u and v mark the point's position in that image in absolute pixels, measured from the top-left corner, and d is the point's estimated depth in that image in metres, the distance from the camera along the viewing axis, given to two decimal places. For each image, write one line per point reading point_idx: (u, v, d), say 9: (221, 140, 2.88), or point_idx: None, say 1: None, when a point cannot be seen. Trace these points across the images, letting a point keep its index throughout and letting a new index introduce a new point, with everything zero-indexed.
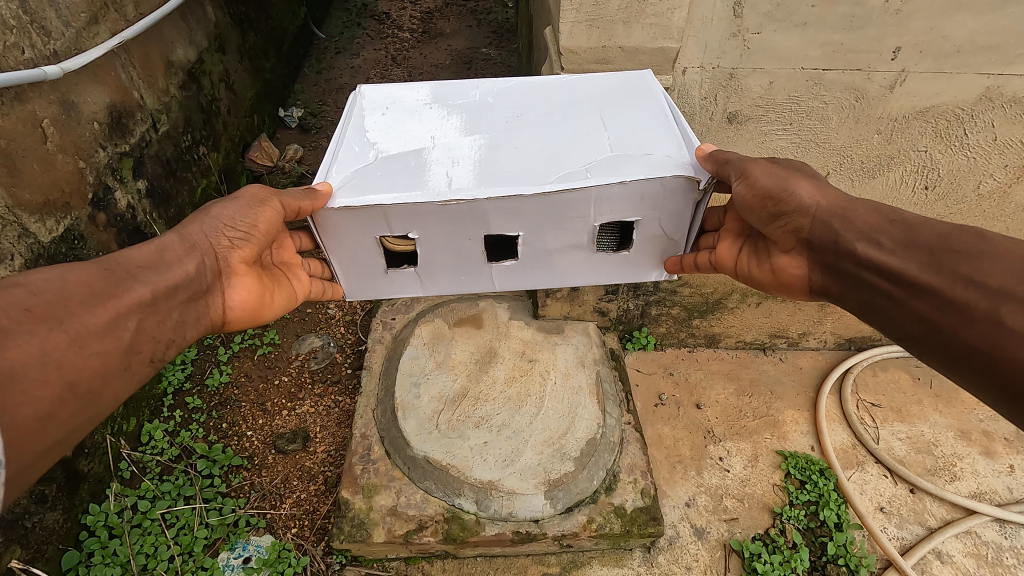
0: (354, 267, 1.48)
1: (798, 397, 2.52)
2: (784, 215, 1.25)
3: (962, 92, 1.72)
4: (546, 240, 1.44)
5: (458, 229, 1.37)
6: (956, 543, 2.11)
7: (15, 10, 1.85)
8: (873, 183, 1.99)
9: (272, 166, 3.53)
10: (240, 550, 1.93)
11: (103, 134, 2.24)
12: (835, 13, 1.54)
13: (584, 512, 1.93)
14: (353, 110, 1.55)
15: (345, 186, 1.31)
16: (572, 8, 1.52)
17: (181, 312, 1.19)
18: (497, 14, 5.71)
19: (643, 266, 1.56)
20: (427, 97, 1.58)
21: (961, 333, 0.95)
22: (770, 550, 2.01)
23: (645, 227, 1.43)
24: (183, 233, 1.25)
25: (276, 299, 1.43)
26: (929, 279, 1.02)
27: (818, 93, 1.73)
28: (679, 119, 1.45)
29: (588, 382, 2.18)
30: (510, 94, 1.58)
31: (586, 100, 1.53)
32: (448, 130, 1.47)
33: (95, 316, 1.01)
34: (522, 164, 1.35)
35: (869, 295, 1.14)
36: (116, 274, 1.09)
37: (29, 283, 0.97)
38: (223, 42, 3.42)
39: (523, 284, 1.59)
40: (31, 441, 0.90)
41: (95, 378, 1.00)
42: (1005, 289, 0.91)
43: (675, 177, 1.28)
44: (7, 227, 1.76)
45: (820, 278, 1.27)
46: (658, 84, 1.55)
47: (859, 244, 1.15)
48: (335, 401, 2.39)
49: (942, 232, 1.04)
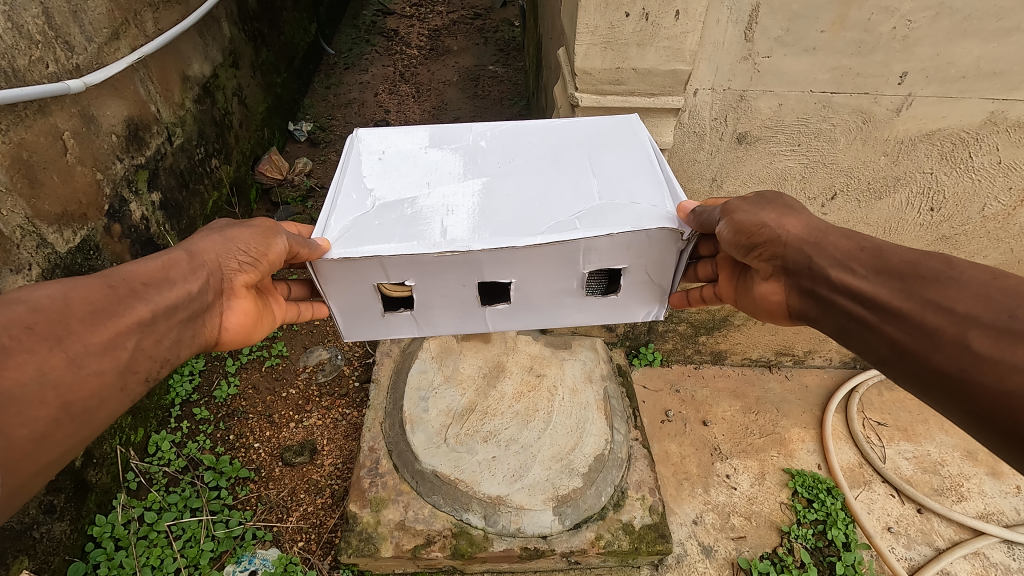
0: (351, 309, 1.46)
1: (804, 415, 2.53)
2: (756, 245, 1.21)
3: (967, 116, 1.75)
4: (538, 285, 1.43)
5: (453, 275, 1.36)
6: (965, 564, 2.09)
7: (42, 26, 1.89)
8: (879, 205, 2.03)
9: (281, 179, 3.55)
10: (246, 563, 1.90)
11: (120, 146, 2.27)
12: (844, 39, 1.57)
13: (592, 528, 1.92)
14: (351, 154, 1.58)
15: (342, 237, 1.31)
16: (587, 31, 1.56)
17: (178, 332, 1.12)
18: (505, 32, 5.83)
19: (634, 306, 1.54)
20: (422, 140, 1.62)
21: (931, 358, 0.90)
22: (779, 569, 2.00)
23: (632, 273, 1.42)
24: (192, 250, 1.20)
25: (264, 323, 1.40)
26: (900, 304, 0.97)
27: (827, 115, 1.77)
28: (665, 166, 1.48)
29: (596, 398, 2.19)
30: (503, 136, 1.63)
31: (577, 146, 1.56)
32: (443, 176, 1.50)
33: (94, 334, 0.96)
34: (513, 214, 1.36)
35: (843, 320, 1.08)
36: (120, 290, 1.04)
37: (31, 298, 0.92)
38: (237, 57, 3.48)
39: (517, 325, 1.58)
40: (24, 462, 0.87)
41: (91, 399, 0.95)
42: (972, 314, 0.87)
43: (660, 230, 1.28)
44: (25, 237, 1.78)
45: (799, 303, 1.20)
46: (646, 131, 1.60)
47: (832, 270, 1.10)
48: (342, 413, 2.40)
49: (912, 257, 1.00)
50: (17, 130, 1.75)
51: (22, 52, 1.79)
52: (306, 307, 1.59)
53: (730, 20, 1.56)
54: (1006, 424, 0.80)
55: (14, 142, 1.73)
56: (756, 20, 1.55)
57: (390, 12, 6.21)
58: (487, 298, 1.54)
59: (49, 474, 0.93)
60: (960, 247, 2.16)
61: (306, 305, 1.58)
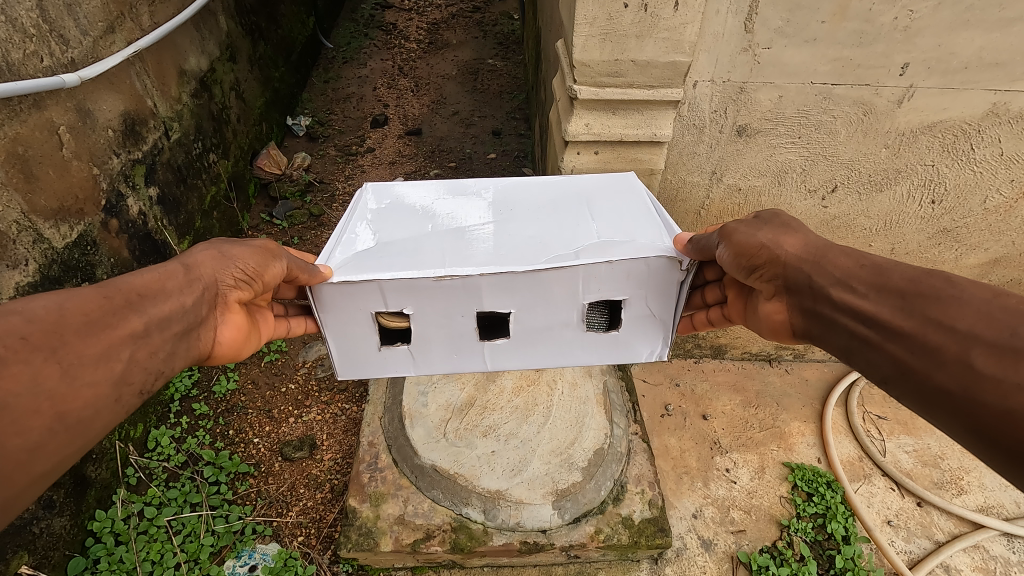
0: (347, 343, 1.44)
1: (804, 409, 2.52)
2: (756, 266, 1.22)
3: (969, 108, 1.74)
4: (537, 316, 1.41)
5: (451, 303, 1.34)
6: (965, 558, 2.08)
7: (35, 19, 1.87)
8: (881, 197, 2.02)
9: (280, 173, 3.55)
10: (246, 557, 1.90)
11: (116, 141, 2.25)
12: (845, 29, 1.56)
13: (591, 522, 1.91)
14: (359, 200, 1.61)
15: (343, 267, 1.31)
16: (586, 22, 1.54)
17: (173, 344, 1.12)
18: (504, 26, 5.79)
19: (637, 344, 1.50)
20: (428, 187, 1.64)
21: (933, 377, 0.89)
22: (778, 562, 1.99)
23: (633, 306, 1.41)
24: (188, 263, 1.20)
25: (253, 340, 1.39)
26: (901, 322, 0.96)
27: (827, 107, 1.75)
28: (661, 211, 1.49)
29: (595, 392, 2.18)
30: (505, 186, 1.65)
31: (576, 194, 1.58)
32: (446, 217, 1.51)
33: (89, 346, 0.96)
34: (513, 247, 1.37)
35: (846, 339, 1.07)
36: (115, 301, 1.03)
37: (26, 309, 0.92)
38: (234, 51, 3.46)
39: (519, 364, 1.52)
40: (18, 472, 0.86)
41: (86, 409, 0.94)
42: (973, 331, 0.85)
43: (658, 257, 1.29)
44: (21, 234, 1.77)
45: (801, 321, 1.19)
46: (642, 184, 1.62)
47: (832, 288, 1.09)
48: (341, 409, 2.41)
49: (914, 275, 0.99)
50: (12, 124, 1.73)
51: (16, 46, 1.77)
52: (297, 323, 1.56)
53: (730, 10, 1.54)
54: (1010, 444, 0.79)
55: (10, 136, 1.72)
56: (755, 10, 1.54)
57: (389, 5, 6.18)
58: (488, 333, 1.51)
59: (47, 481, 0.92)
60: (961, 240, 2.15)
61: (297, 321, 1.55)
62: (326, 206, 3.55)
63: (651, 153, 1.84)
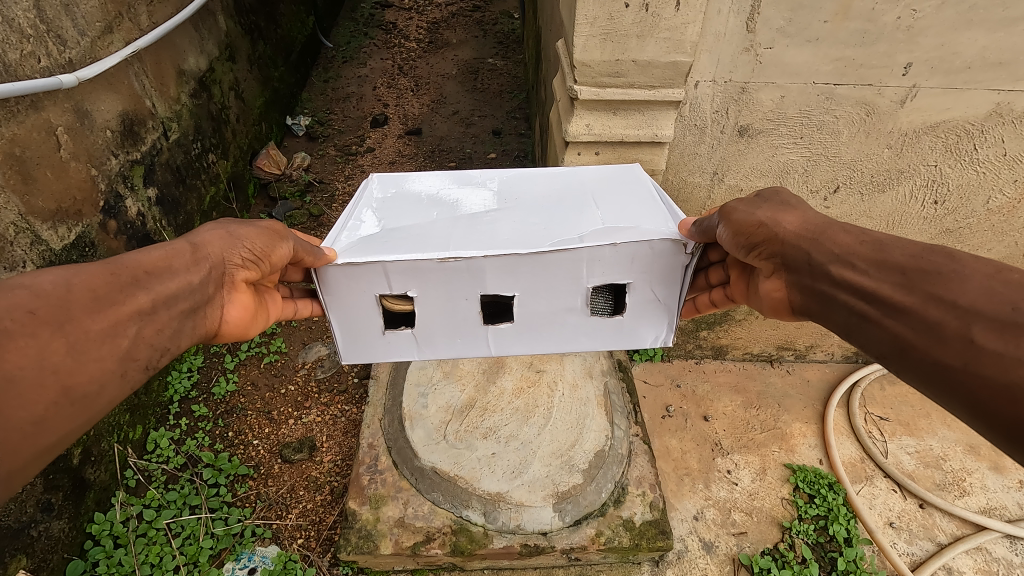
0: (350, 327, 1.43)
1: (806, 410, 2.51)
2: (755, 244, 1.20)
3: (972, 108, 1.73)
4: (541, 300, 1.40)
5: (454, 285, 1.34)
6: (967, 560, 2.07)
7: (32, 19, 1.86)
8: (883, 198, 2.00)
9: (280, 173, 3.54)
10: (246, 560, 1.89)
11: (114, 142, 2.25)
12: (847, 29, 1.54)
13: (592, 525, 1.90)
14: (363, 191, 1.61)
15: (347, 250, 1.31)
16: (586, 22, 1.53)
17: (179, 323, 1.10)
18: (504, 25, 5.77)
19: (642, 330, 1.48)
20: (432, 176, 1.64)
21: (933, 352, 0.88)
22: (779, 565, 1.98)
23: (638, 291, 1.40)
24: (196, 243, 1.19)
25: (259, 320, 1.38)
26: (901, 298, 0.94)
27: (829, 107, 1.74)
28: (666, 200, 1.48)
29: (596, 393, 2.18)
30: (510, 176, 1.64)
31: (581, 183, 1.57)
32: (449, 203, 1.50)
33: (96, 321, 0.94)
34: (518, 231, 1.36)
35: (844, 315, 1.05)
36: (122, 277, 1.01)
37: (34, 283, 0.90)
38: (234, 50, 3.45)
39: (523, 349, 1.51)
40: (22, 446, 0.84)
41: (91, 384, 0.92)
42: (974, 307, 0.84)
43: (663, 241, 1.28)
44: (19, 235, 1.76)
45: (800, 298, 1.17)
46: (647, 175, 1.61)
47: (831, 265, 1.08)
48: (341, 410, 2.40)
49: (915, 252, 0.97)
50: (9, 126, 1.73)
51: (13, 47, 1.76)
52: (304, 306, 1.57)
53: (731, 10, 1.53)
54: (1009, 419, 0.77)
55: (7, 137, 1.72)
56: (757, 11, 1.53)
57: (389, 5, 6.16)
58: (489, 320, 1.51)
59: (51, 455, 0.91)
60: (964, 240, 2.14)
61: (303, 303, 1.56)
62: (325, 206, 3.54)
63: (652, 153, 1.83)
